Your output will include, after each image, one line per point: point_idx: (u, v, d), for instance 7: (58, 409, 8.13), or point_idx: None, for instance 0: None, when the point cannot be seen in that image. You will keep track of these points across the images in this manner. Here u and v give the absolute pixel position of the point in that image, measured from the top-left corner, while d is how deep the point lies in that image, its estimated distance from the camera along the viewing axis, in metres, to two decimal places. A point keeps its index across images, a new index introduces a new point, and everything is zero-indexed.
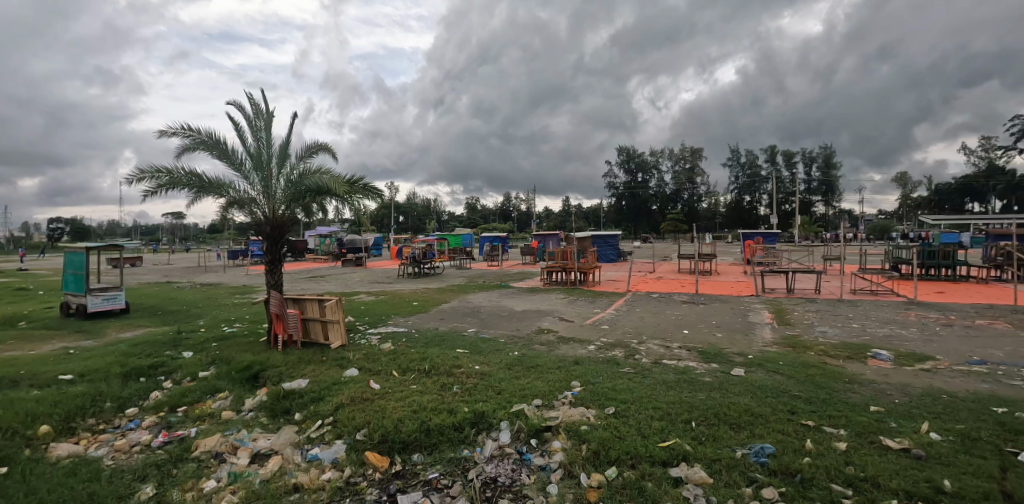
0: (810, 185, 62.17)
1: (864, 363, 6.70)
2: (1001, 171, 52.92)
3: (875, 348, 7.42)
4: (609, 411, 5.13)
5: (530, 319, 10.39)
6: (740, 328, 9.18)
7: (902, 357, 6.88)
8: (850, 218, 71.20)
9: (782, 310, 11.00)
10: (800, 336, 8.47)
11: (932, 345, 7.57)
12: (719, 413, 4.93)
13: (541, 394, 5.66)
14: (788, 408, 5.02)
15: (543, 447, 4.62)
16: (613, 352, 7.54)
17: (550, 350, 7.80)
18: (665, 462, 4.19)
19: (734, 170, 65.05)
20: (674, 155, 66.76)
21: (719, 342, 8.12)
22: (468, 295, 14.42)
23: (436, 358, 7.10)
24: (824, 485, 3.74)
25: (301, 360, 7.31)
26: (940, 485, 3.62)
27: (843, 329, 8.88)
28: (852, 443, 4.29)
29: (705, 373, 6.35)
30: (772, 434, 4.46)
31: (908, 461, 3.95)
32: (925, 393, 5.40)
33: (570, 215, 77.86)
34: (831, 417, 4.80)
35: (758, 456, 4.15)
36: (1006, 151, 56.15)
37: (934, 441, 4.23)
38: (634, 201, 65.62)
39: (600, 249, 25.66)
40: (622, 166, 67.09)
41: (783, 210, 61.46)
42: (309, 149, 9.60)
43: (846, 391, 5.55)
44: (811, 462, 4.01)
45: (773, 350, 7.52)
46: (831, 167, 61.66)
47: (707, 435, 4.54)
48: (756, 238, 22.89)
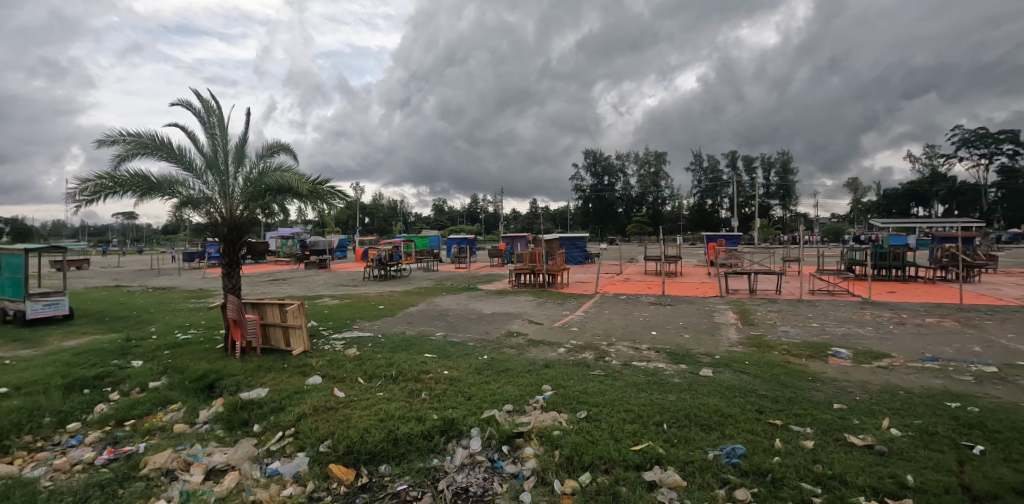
0: (769, 189, 64.54)
1: (825, 361, 6.90)
2: (943, 177, 57.22)
3: (835, 346, 7.67)
4: (581, 414, 5.08)
5: (498, 322, 10.29)
6: (705, 329, 9.34)
7: (861, 355, 7.11)
8: (806, 221, 74.52)
9: (745, 311, 11.26)
10: (764, 336, 8.66)
11: (887, 342, 7.88)
12: (689, 414, 4.95)
13: (512, 400, 5.55)
14: (757, 408, 5.08)
15: (515, 454, 4.52)
16: (583, 355, 7.51)
17: (520, 353, 7.71)
18: (638, 466, 4.16)
19: (697, 174, 66.82)
20: (640, 158, 67.96)
21: (686, 343, 8.21)
22: (435, 298, 14.20)
23: (403, 364, 6.90)
24: (794, 484, 3.78)
25: (260, 368, 6.98)
26: (903, 480, 3.70)
27: (804, 329, 9.15)
28: (820, 441, 4.36)
29: (674, 374, 6.40)
30: (742, 435, 4.50)
31: (872, 458, 4.04)
32: (883, 390, 5.59)
33: (537, 217, 78.30)
34: (797, 415, 4.89)
35: (729, 457, 4.16)
36: (947, 159, 60.00)
37: (896, 437, 4.35)
38: (600, 204, 66.47)
39: (567, 251, 25.80)
40: (589, 169, 67.88)
41: (743, 213, 63.64)
42: (269, 148, 9.23)
43: (811, 389, 5.68)
44: (780, 461, 4.04)
45: (739, 351, 7.65)
46: (787, 172, 64.04)
47: (679, 437, 4.54)
48: (718, 241, 23.53)
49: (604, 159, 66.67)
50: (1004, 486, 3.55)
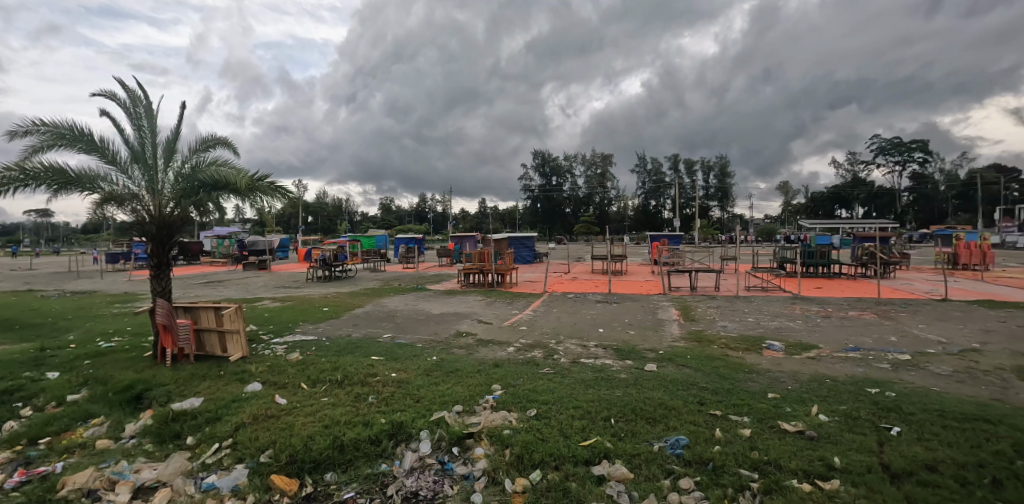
0: (708, 191, 67.64)
1: (760, 353, 7.32)
2: (863, 181, 62.00)
3: (769, 339, 8.16)
4: (530, 413, 5.13)
5: (447, 323, 10.20)
6: (649, 325, 9.68)
7: (792, 347, 7.59)
8: (741, 221, 78.76)
9: (687, 307, 11.76)
10: (705, 331, 9.08)
11: (815, 334, 8.47)
12: (635, 408, 5.10)
13: (461, 400, 5.53)
14: (698, 400, 5.32)
15: (466, 454, 4.49)
16: (532, 354, 7.57)
17: (469, 353, 7.67)
18: (587, 461, 4.24)
19: (641, 175, 69.07)
20: (587, 159, 69.43)
21: (632, 340, 8.47)
22: (383, 299, 13.88)
23: (349, 367, 6.70)
24: (733, 471, 3.98)
25: (194, 376, 6.55)
26: (831, 462, 3.98)
27: (740, 323, 9.67)
28: (756, 429, 4.62)
29: (621, 370, 6.59)
30: (685, 426, 4.70)
31: (803, 442, 4.33)
32: (812, 379, 6.00)
33: (487, 216, 78.30)
34: (735, 406, 5.16)
35: (673, 448, 4.33)
36: (865, 165, 65.13)
37: (823, 422, 4.68)
38: (548, 204, 67.35)
39: (516, 250, 25.95)
40: (537, 170, 68.61)
41: (683, 214, 66.44)
42: (204, 142, 8.69)
43: (747, 381, 6.01)
44: (720, 450, 4.25)
45: (681, 345, 7.97)
46: (725, 175, 67.41)
47: (626, 431, 4.67)
48: (661, 240, 24.43)
49: (552, 160, 67.58)
50: (916, 462, 3.89)
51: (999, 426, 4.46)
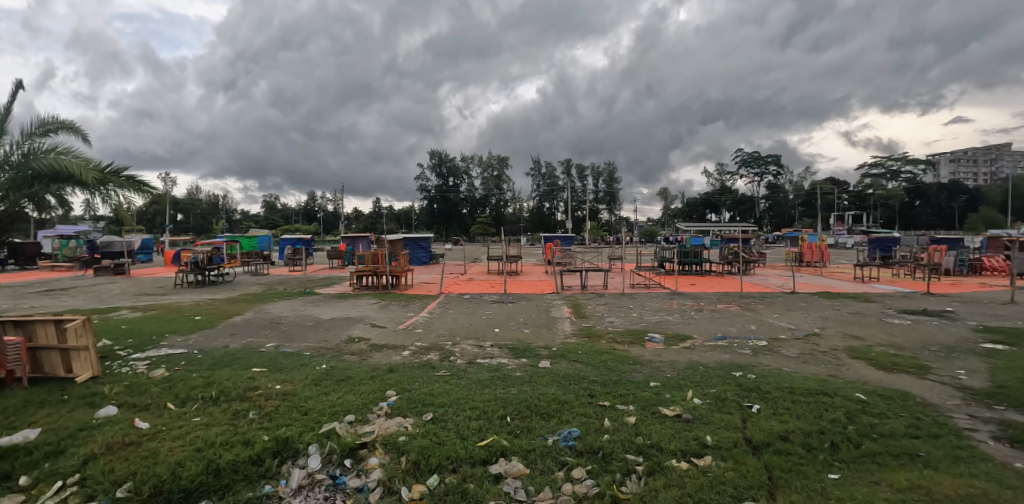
0: (599, 195, 71.50)
1: (643, 346, 7.95)
2: (728, 189, 69.86)
3: (651, 332, 8.88)
4: (427, 417, 5.06)
5: (338, 328, 9.70)
6: (543, 324, 10.04)
7: (669, 338, 8.32)
8: (627, 224, 84.73)
9: (577, 305, 12.39)
10: (594, 327, 9.62)
11: (689, 326, 9.39)
12: (531, 405, 5.26)
13: (354, 409, 5.28)
14: (589, 392, 5.63)
15: (360, 465, 4.30)
16: (428, 356, 7.47)
17: (362, 359, 7.37)
18: (485, 460, 4.29)
19: (536, 178, 71.35)
20: (484, 161, 70.14)
21: (527, 338, 8.71)
22: (265, 305, 12.81)
23: (226, 382, 6.08)
24: (620, 457, 4.25)
25: (25, 404, 5.51)
26: (703, 440, 4.42)
27: (625, 318, 10.42)
28: (640, 416, 5.00)
29: (516, 368, 6.75)
30: (577, 418, 4.94)
31: (680, 425, 4.77)
32: (687, 367, 6.65)
33: (382, 216, 75.79)
34: (621, 396, 5.54)
35: (567, 440, 4.53)
36: (730, 175, 73.49)
37: (696, 405, 5.19)
38: (445, 204, 66.89)
39: (413, 252, 25.44)
40: (434, 170, 67.84)
41: (575, 216, 69.90)
42: (43, 125, 7.36)
43: (631, 372, 6.48)
44: (609, 438, 4.53)
45: (573, 342, 8.37)
46: (612, 181, 72.05)
47: (522, 427, 4.80)
48: (555, 241, 25.45)
49: (449, 161, 67.25)
50: (771, 434, 4.47)
51: (831, 397, 5.29)
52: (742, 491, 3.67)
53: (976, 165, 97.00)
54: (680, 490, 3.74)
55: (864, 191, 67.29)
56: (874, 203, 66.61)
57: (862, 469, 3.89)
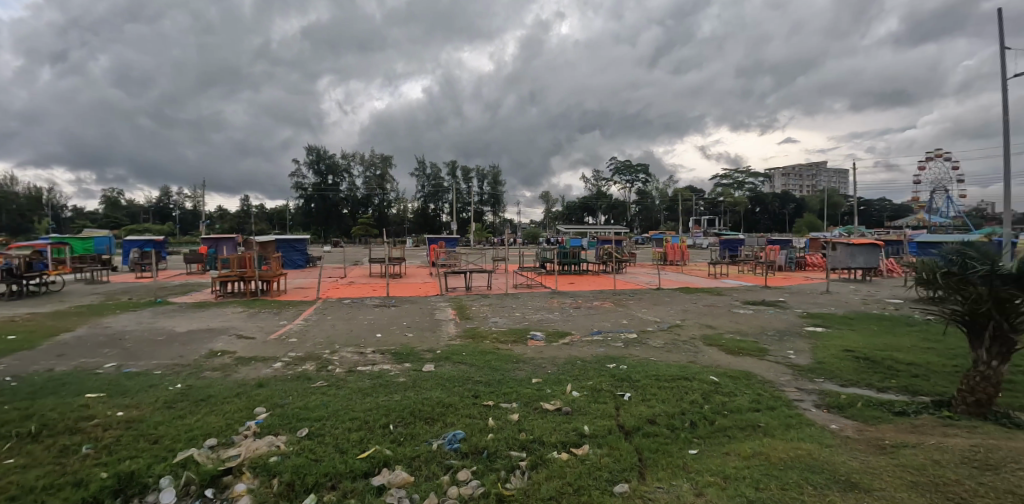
0: (482, 197, 72.65)
1: (525, 344, 8.20)
2: (603, 194, 75.08)
3: (532, 330, 9.20)
4: (302, 433, 4.69)
5: (196, 341, 8.61)
6: (427, 326, 9.89)
7: (550, 335, 8.71)
8: (511, 225, 87.04)
9: (462, 306, 12.42)
10: (478, 327, 9.71)
11: (568, 323, 9.91)
12: (415, 411, 5.14)
13: (216, 432, 4.72)
14: (473, 393, 5.66)
15: (223, 494, 3.84)
16: (303, 367, 6.94)
17: (225, 375, 6.61)
18: (366, 473, 4.08)
19: (421, 179, 70.20)
20: (366, 159, 67.25)
21: (410, 342, 8.52)
22: (100, 318, 10.93)
23: (47, 413, 5.06)
24: (505, 454, 4.31)
25: None
26: (581, 430, 4.66)
27: (509, 318, 10.68)
28: (523, 412, 5.13)
29: (399, 374, 6.56)
30: (462, 420, 4.93)
31: (560, 417, 4.98)
32: (566, 362, 6.99)
33: (250, 216, 69.05)
34: (505, 394, 5.65)
35: (451, 443, 4.48)
36: (604, 181, 79.04)
37: (575, 398, 5.48)
38: (323, 203, 62.89)
39: (286, 254, 23.52)
40: (311, 166, 63.44)
41: (460, 218, 70.14)
42: None
43: (514, 370, 6.66)
44: (493, 437, 4.58)
45: (457, 343, 8.36)
46: (497, 183, 73.44)
47: (406, 434, 4.66)
48: (440, 242, 25.25)
49: (328, 158, 63.36)
50: (640, 419, 4.85)
51: (690, 381, 5.91)
52: (616, 474, 3.87)
53: (797, 177, 115.47)
54: (560, 479, 3.84)
55: (715, 198, 76.60)
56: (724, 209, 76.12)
57: (715, 442, 4.36)
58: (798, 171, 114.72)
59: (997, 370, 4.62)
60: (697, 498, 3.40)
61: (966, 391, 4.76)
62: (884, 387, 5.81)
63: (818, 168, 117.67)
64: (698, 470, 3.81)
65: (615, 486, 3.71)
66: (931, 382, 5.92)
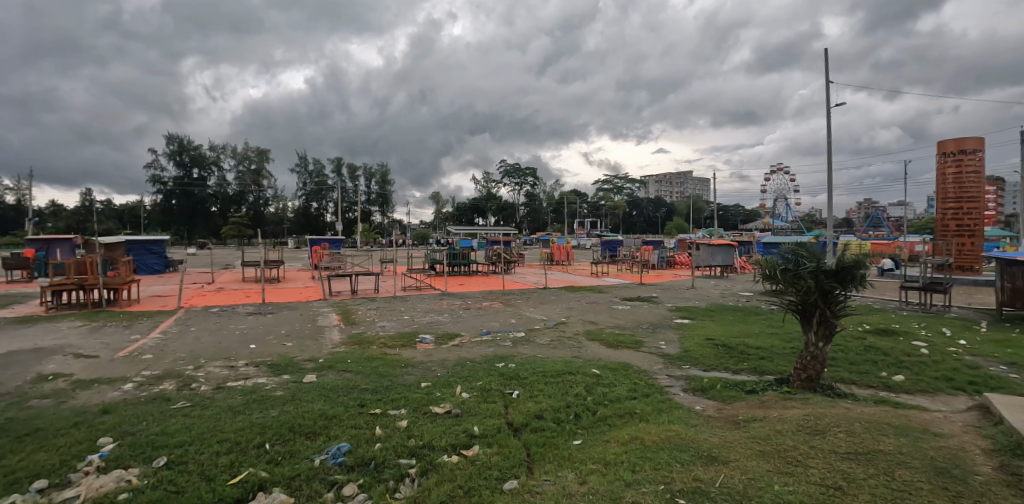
0: (370, 196, 69.90)
1: (414, 347, 8.01)
2: (493, 196, 76.23)
3: (422, 333, 9.01)
4: (159, 462, 4.09)
5: (13, 365, 7.12)
6: (309, 334, 9.24)
7: (440, 338, 8.61)
8: (401, 226, 84.80)
9: (348, 311, 11.80)
10: (364, 333, 9.28)
11: (458, 324, 9.88)
12: (293, 426, 4.75)
13: (42, 473, 3.93)
14: (359, 402, 5.39)
15: None
16: (160, 387, 6.07)
17: (55, 403, 5.55)
18: (238, 500, 3.68)
19: (302, 176, 65.54)
20: (237, 153, 61.07)
21: (289, 352, 7.88)
22: None
23: None
24: (393, 463, 4.14)
25: None
26: (472, 431, 4.65)
27: (398, 321, 10.36)
28: (411, 418, 4.99)
29: (276, 387, 6.03)
30: (347, 432, 4.66)
31: (451, 420, 4.93)
32: (457, 363, 6.96)
33: (89, 213, 59.06)
34: (392, 401, 5.45)
35: (335, 457, 4.21)
36: (495, 183, 80.35)
37: (465, 399, 5.46)
38: (188, 201, 55.40)
39: (136, 257, 20.46)
40: (170, 158, 55.99)
41: (346, 218, 66.82)
42: None
43: (403, 375, 6.47)
44: (381, 446, 4.38)
45: (342, 351, 7.91)
46: (385, 183, 71.13)
47: (284, 453, 4.29)
48: (323, 244, 23.78)
49: (192, 149, 56.46)
50: (528, 415, 4.98)
51: (574, 375, 6.21)
52: (505, 471, 3.91)
53: (666, 184, 127.57)
54: (450, 483, 3.77)
55: (597, 201, 81.70)
56: (605, 212, 81.44)
57: (597, 431, 4.62)
58: (667, 178, 126.70)
59: (822, 350, 5.44)
60: (581, 486, 3.55)
61: (800, 368, 5.58)
62: (738, 369, 6.61)
63: (684, 176, 130.99)
64: (582, 459, 3.99)
65: (505, 484, 3.74)
66: (773, 362, 6.87)
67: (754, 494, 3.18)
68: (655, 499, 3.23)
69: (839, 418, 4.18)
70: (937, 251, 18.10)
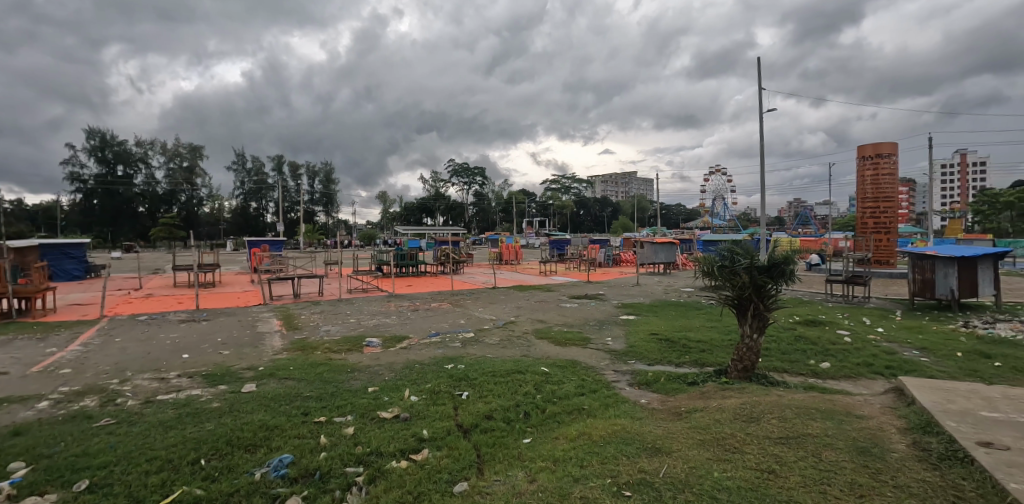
0: (313, 196, 67.47)
1: (361, 351, 7.79)
2: (442, 196, 75.48)
3: (369, 337, 8.78)
4: (79, 487, 3.75)
5: None
6: (248, 341, 8.79)
7: (387, 341, 8.42)
8: (346, 226, 82.35)
9: (290, 316, 11.32)
10: (307, 338, 8.93)
11: (407, 326, 9.70)
12: (231, 439, 4.50)
13: None
14: (302, 411, 5.17)
15: None
16: (79, 404, 5.57)
17: None
18: None
19: (239, 174, 62.30)
20: (167, 150, 57.22)
21: (226, 361, 7.46)
22: None
23: None
24: (340, 472, 3.99)
25: None
26: (421, 435, 4.57)
27: (343, 325, 10.05)
28: (358, 425, 4.84)
29: (212, 398, 5.69)
30: (290, 442, 4.46)
31: (399, 425, 4.83)
32: (405, 366, 6.83)
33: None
34: (338, 408, 5.28)
35: (277, 470, 4.01)
36: (443, 183, 79.62)
37: (414, 403, 5.37)
38: (111, 201, 51.55)
39: (50, 263, 18.69)
40: (90, 154, 51.66)
41: (288, 219, 64.33)
42: None
43: (349, 380, 6.27)
44: (326, 456, 4.22)
45: (284, 358, 7.57)
46: (329, 182, 68.86)
47: (221, 468, 4.04)
48: (262, 246, 22.70)
49: (116, 144, 52.37)
50: (478, 416, 4.96)
51: (524, 374, 6.25)
52: (455, 474, 3.87)
53: (612, 184, 131.06)
54: (399, 489, 3.68)
55: (545, 201, 82.65)
56: (553, 212, 82.54)
57: (546, 429, 4.66)
58: (612, 178, 130.06)
59: (756, 341, 5.75)
60: (530, 484, 3.57)
61: (737, 360, 5.88)
62: (680, 362, 6.87)
63: (628, 176, 134.97)
64: (532, 457, 4.01)
65: (455, 487, 3.70)
66: (712, 354, 7.20)
67: (696, 482, 3.30)
68: (602, 493, 3.29)
69: (772, 405, 4.43)
70: (856, 247, 19.60)
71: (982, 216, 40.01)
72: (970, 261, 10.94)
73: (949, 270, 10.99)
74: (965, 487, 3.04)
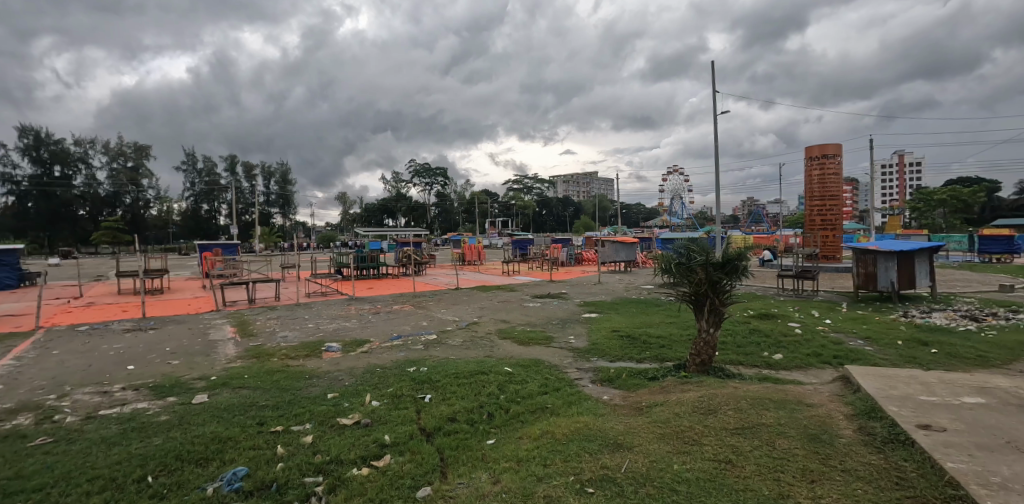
0: (269, 197, 65.23)
1: (320, 357, 7.58)
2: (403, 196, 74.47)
3: (328, 342, 8.53)
4: None
5: None
6: (199, 350, 8.40)
7: (347, 345, 8.22)
8: (305, 228, 80.26)
9: (244, 322, 10.87)
10: (263, 344, 8.62)
11: (368, 329, 9.49)
12: (181, 454, 4.27)
13: None
14: (258, 421, 4.99)
15: None
16: (13, 422, 5.19)
17: None
18: None
19: (189, 174, 59.47)
20: (108, 148, 54.09)
21: (175, 371, 7.10)
22: None
23: None
24: (298, 483, 3.84)
25: None
26: (383, 440, 4.47)
27: (301, 330, 9.73)
28: (317, 433, 4.70)
29: (159, 411, 5.39)
30: (244, 454, 4.28)
31: (360, 431, 4.72)
32: (366, 371, 6.69)
33: None
34: (296, 416, 5.11)
35: (231, 483, 3.82)
36: (405, 184, 78.61)
37: (375, 407, 5.26)
38: (47, 203, 47.89)
39: None
40: (23, 153, 48.20)
41: (242, 221, 61.88)
42: None
43: (307, 387, 6.09)
44: (283, 467, 4.06)
45: (238, 366, 7.27)
46: (285, 183, 66.66)
47: (170, 485, 3.84)
48: (214, 249, 21.86)
49: (52, 143, 49.13)
50: (443, 418, 4.91)
51: (488, 374, 6.25)
52: (418, 479, 3.81)
53: (575, 185, 132.77)
54: (361, 497, 3.59)
55: (508, 201, 82.82)
56: (516, 213, 82.60)
57: (511, 429, 4.66)
58: (574, 178, 131.68)
59: (713, 335, 5.89)
60: (494, 486, 3.54)
61: (695, 354, 6.03)
62: (641, 358, 7.01)
63: (589, 177, 136.84)
64: (495, 458, 4.00)
65: (418, 492, 3.64)
66: (672, 350, 7.37)
67: (657, 476, 3.36)
68: (566, 492, 3.30)
69: (728, 397, 4.57)
70: (805, 243, 20.50)
71: (918, 213, 42.54)
72: (908, 254, 11.63)
73: (890, 264, 11.66)
74: (907, 468, 3.21)
